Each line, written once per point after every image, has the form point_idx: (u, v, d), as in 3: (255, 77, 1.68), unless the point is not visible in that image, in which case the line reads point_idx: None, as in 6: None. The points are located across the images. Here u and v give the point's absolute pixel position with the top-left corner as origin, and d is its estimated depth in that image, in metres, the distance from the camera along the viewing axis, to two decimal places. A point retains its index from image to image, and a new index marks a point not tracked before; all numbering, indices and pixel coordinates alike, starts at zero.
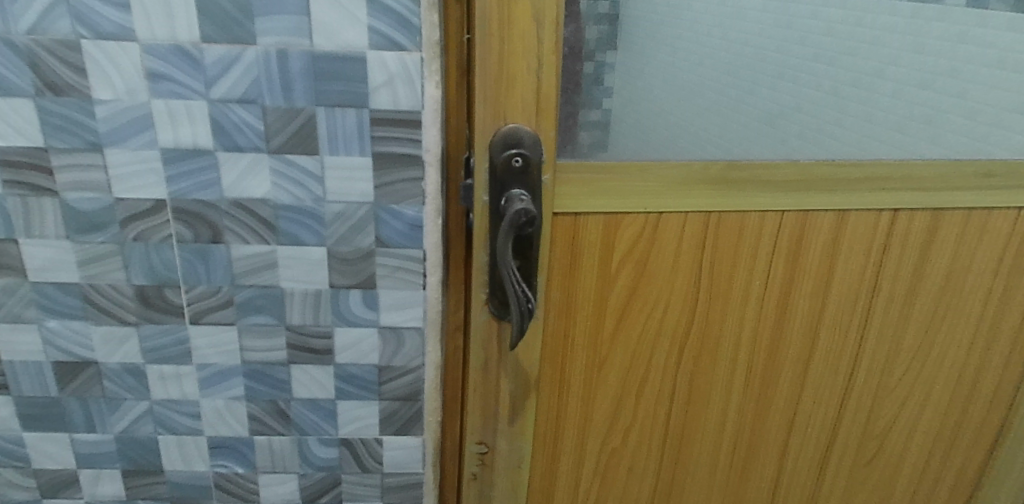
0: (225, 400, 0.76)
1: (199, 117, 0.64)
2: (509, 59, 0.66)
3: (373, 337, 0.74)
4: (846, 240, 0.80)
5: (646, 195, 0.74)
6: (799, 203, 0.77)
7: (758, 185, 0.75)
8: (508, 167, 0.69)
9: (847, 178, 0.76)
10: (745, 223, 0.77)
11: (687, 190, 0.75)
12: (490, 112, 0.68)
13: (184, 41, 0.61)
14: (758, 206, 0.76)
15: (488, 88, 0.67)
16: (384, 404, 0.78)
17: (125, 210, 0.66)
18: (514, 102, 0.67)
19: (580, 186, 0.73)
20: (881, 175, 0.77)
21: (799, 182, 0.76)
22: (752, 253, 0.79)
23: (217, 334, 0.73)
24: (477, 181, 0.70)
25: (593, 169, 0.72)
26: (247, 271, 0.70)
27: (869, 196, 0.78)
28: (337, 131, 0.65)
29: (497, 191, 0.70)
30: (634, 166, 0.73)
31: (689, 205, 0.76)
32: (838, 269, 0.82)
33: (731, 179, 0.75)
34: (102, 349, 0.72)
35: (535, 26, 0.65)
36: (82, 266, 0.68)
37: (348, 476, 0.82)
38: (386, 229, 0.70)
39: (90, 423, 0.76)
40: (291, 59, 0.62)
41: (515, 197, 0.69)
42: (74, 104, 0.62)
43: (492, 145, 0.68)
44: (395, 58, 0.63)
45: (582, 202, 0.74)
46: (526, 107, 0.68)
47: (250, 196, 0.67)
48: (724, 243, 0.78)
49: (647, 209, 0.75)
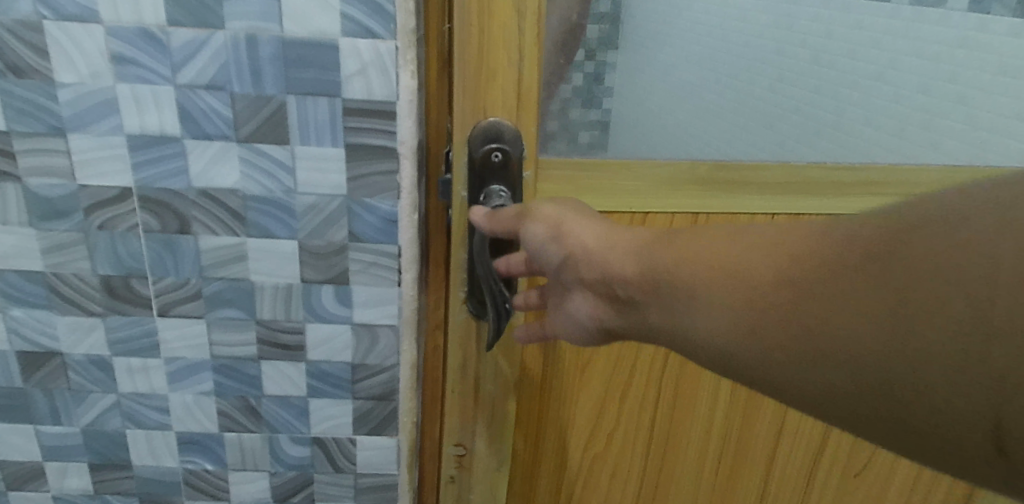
0: (194, 395, 0.74)
1: (166, 103, 0.62)
2: (490, 50, 0.63)
3: (346, 335, 0.72)
4: None
5: (632, 193, 0.72)
6: (792, 204, 0.75)
7: (751, 187, 0.73)
8: (487, 162, 0.66)
9: (842, 180, 0.75)
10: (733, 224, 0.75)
11: (673, 191, 0.72)
12: (468, 105, 0.65)
13: (150, 23, 0.59)
14: (752, 206, 0.74)
15: (467, 81, 0.64)
16: (358, 403, 0.76)
17: (90, 197, 0.65)
18: (493, 93, 0.64)
19: (563, 183, 0.71)
20: (875, 180, 0.75)
21: (788, 184, 0.74)
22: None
23: (186, 327, 0.71)
24: (455, 176, 0.67)
25: (578, 165, 0.70)
26: (216, 263, 0.68)
27: (861, 200, 0.76)
28: (308, 120, 0.63)
29: (475, 186, 0.67)
30: (619, 164, 0.70)
31: (677, 203, 0.73)
32: None
33: (721, 179, 0.72)
34: (67, 340, 0.71)
35: (516, 16, 0.62)
36: (45, 254, 0.67)
37: (321, 476, 0.80)
38: (360, 223, 0.67)
39: (55, 416, 0.75)
40: (260, 44, 0.60)
41: (494, 193, 0.66)
42: (36, 87, 0.60)
43: (471, 139, 0.65)
44: (369, 46, 0.61)
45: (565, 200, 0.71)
46: (507, 100, 0.65)
47: (218, 186, 0.65)
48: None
49: (634, 207, 0.73)
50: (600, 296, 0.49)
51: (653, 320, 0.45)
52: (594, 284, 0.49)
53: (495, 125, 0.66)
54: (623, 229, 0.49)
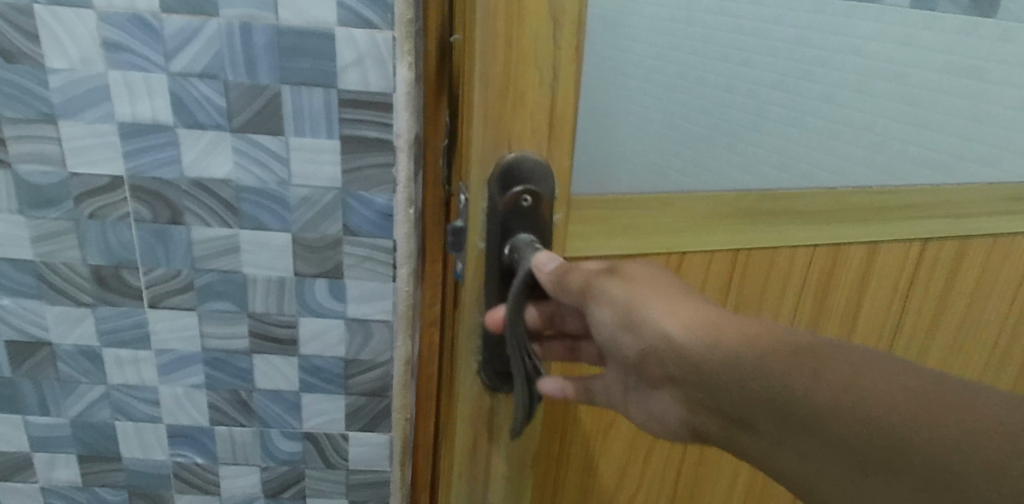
0: (185, 387, 0.74)
1: (159, 91, 0.61)
2: (518, 49, 0.43)
3: (340, 329, 0.71)
4: (875, 277, 0.61)
5: (661, 234, 0.53)
6: (830, 234, 0.57)
7: (790, 217, 0.55)
8: (514, 207, 0.47)
9: (875, 206, 0.58)
10: (772, 262, 0.57)
11: (704, 224, 0.54)
12: (489, 136, 0.45)
13: (143, 9, 0.58)
14: (795, 237, 0.56)
15: (488, 91, 0.44)
16: (351, 398, 0.75)
17: (81, 185, 0.64)
18: (520, 116, 0.45)
19: (599, 224, 0.51)
20: (915, 199, 0.58)
21: (836, 210, 0.56)
22: (776, 298, 0.59)
23: (177, 319, 0.70)
24: (470, 223, 0.48)
25: (620, 200, 0.51)
26: (208, 254, 0.67)
27: (907, 223, 0.59)
28: (303, 110, 0.62)
29: (498, 238, 0.48)
30: (654, 198, 0.52)
31: (711, 240, 0.54)
32: (866, 309, 0.62)
33: (750, 207, 0.54)
34: (57, 329, 0.70)
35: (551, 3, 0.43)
36: (35, 243, 0.66)
37: (313, 471, 0.79)
38: (355, 217, 0.66)
39: (43, 406, 0.74)
40: (255, 33, 0.59)
41: (526, 245, 0.47)
42: (26, 72, 0.59)
43: (491, 180, 0.46)
44: (366, 35, 0.60)
45: (600, 246, 0.52)
46: (536, 125, 0.45)
47: (211, 176, 0.64)
48: (745, 289, 0.58)
49: (665, 248, 0.53)
50: (689, 402, 0.39)
51: (773, 456, 0.36)
52: (688, 387, 0.38)
53: (535, 158, 0.46)
54: (734, 319, 0.38)
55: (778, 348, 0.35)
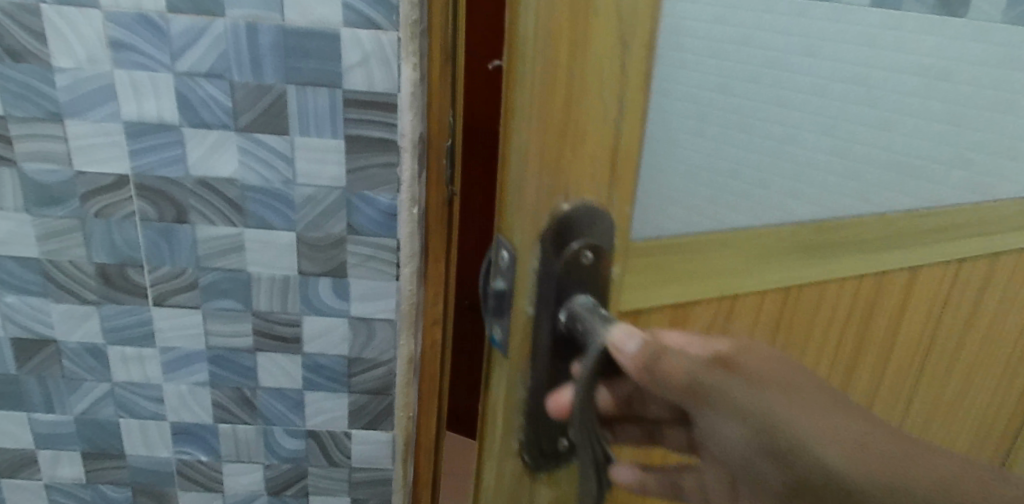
0: (188, 385, 0.74)
1: (165, 90, 0.61)
2: (579, 86, 0.36)
3: (344, 328, 0.72)
4: (914, 305, 0.56)
5: (713, 276, 0.47)
6: (878, 261, 0.52)
7: (843, 249, 0.50)
8: (570, 263, 0.40)
9: (919, 232, 0.53)
10: (820, 301, 0.52)
11: (757, 262, 0.48)
12: (543, 185, 0.38)
13: (149, 9, 0.58)
14: (841, 271, 0.51)
15: (545, 138, 0.37)
16: (354, 396, 0.75)
17: (86, 184, 0.64)
18: (579, 157, 0.38)
19: (653, 272, 0.45)
20: (956, 220, 0.54)
21: (882, 239, 0.51)
22: (821, 337, 0.53)
23: (181, 317, 0.70)
24: (518, 284, 0.41)
25: (671, 240, 0.44)
26: (212, 253, 0.68)
27: (948, 247, 0.55)
28: (308, 110, 0.63)
29: (551, 301, 0.41)
30: (710, 238, 0.45)
31: (771, 277, 0.49)
32: (902, 337, 0.57)
33: (811, 241, 0.49)
34: (62, 327, 0.70)
35: (617, 37, 0.36)
36: (41, 241, 0.66)
37: (315, 469, 0.80)
38: (359, 216, 0.67)
39: (48, 403, 0.74)
40: (261, 33, 0.59)
41: (584, 310, 0.40)
42: (34, 71, 0.60)
43: (546, 235, 0.39)
44: (371, 36, 0.60)
45: (648, 294, 0.45)
46: (596, 169, 0.39)
47: (216, 175, 0.64)
48: (793, 331, 0.52)
49: (723, 291, 0.47)
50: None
51: None
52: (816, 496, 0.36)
53: (590, 209, 0.40)
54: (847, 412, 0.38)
55: (936, 485, 0.37)
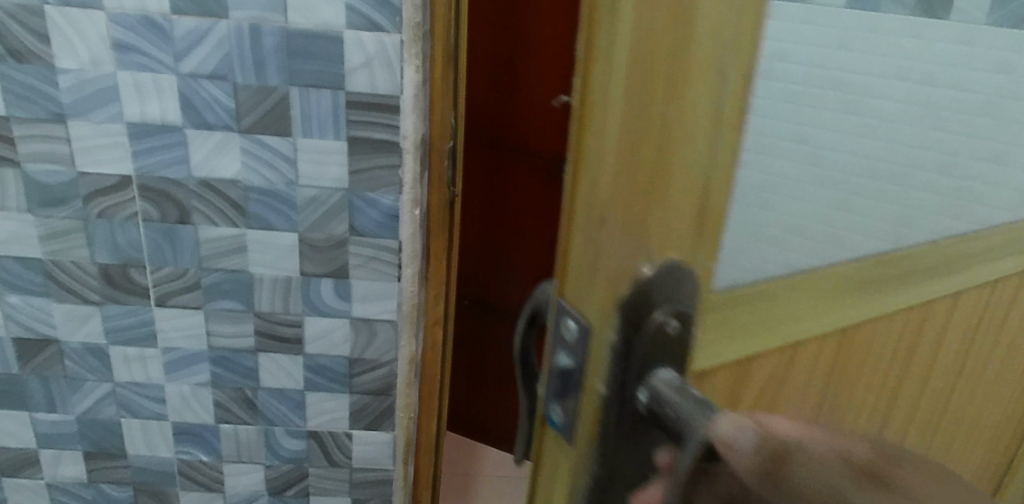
0: (190, 385, 0.74)
1: (168, 92, 0.61)
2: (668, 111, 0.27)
3: (345, 328, 0.72)
4: (954, 329, 0.48)
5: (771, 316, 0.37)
6: (930, 286, 0.44)
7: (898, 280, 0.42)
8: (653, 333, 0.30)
9: (962, 252, 0.45)
10: (872, 340, 0.43)
11: (816, 299, 0.38)
12: (622, 239, 0.29)
13: (153, 11, 0.58)
14: (898, 300, 0.43)
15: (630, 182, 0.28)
16: (356, 397, 0.76)
17: (89, 185, 0.64)
18: (661, 206, 0.29)
19: (721, 322, 0.35)
20: (993, 242, 0.47)
21: (931, 262, 0.43)
22: (871, 373, 0.44)
23: (183, 317, 0.71)
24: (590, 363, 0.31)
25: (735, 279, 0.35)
26: (215, 254, 0.68)
27: (984, 265, 0.48)
28: (311, 111, 0.63)
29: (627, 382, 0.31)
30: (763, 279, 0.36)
31: (833, 317, 0.40)
32: (942, 364, 0.48)
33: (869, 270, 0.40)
34: (64, 327, 0.70)
35: (709, 66, 0.27)
36: (43, 241, 0.66)
37: (316, 469, 0.80)
38: (361, 217, 0.67)
39: (50, 403, 0.75)
40: (264, 35, 0.60)
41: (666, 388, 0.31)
42: (37, 72, 0.60)
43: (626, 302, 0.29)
44: (374, 39, 0.60)
45: (704, 348, 0.35)
46: (681, 217, 0.30)
47: (218, 176, 0.64)
48: (845, 374, 0.43)
49: (781, 338, 0.38)
50: None
51: None
52: None
53: (670, 272, 0.30)
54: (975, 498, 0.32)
55: None
